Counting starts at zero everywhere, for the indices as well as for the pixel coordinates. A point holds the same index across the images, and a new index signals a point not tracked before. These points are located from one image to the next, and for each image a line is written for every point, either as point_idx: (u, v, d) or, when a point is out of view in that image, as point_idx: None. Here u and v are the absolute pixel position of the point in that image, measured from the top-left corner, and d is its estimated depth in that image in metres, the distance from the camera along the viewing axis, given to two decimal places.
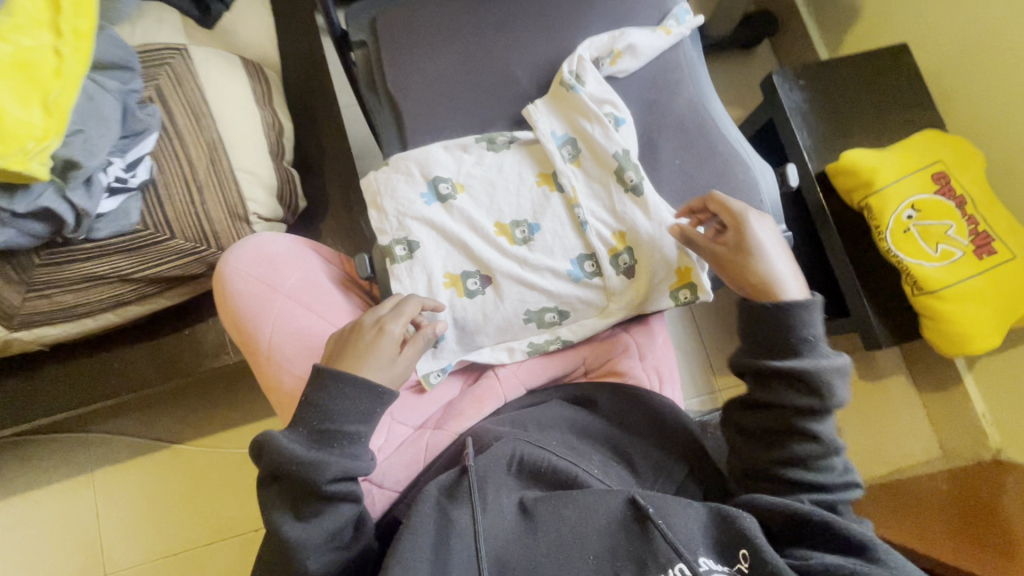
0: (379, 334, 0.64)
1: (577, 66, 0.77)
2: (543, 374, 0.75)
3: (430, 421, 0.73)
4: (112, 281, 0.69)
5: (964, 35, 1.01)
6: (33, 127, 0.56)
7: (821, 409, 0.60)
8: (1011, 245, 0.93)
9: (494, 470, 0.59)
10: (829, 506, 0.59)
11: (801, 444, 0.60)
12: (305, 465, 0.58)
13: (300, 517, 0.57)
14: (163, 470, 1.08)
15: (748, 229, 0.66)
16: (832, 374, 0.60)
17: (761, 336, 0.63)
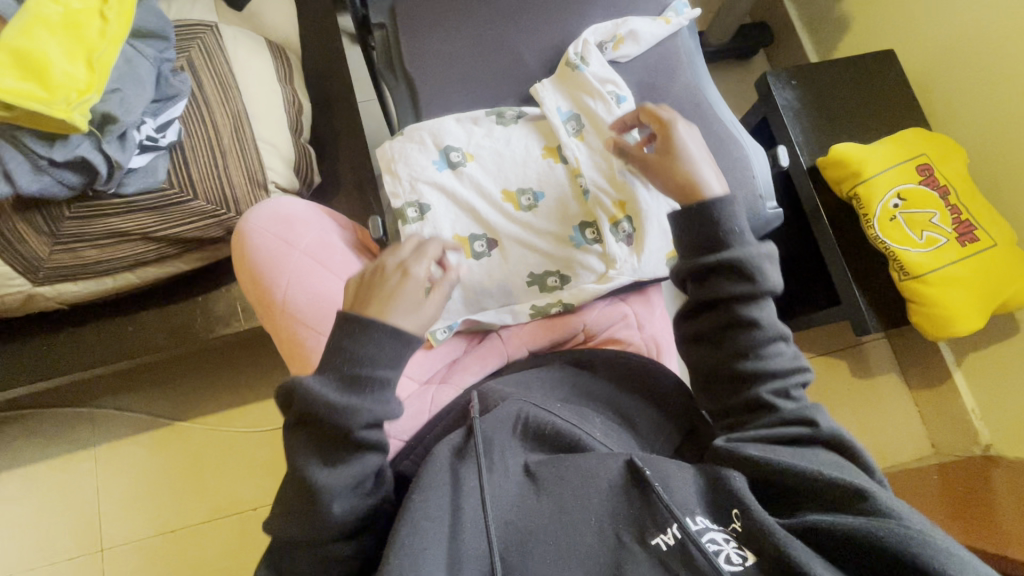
0: (403, 277, 0.56)
1: (582, 49, 0.74)
2: (546, 335, 0.71)
3: (435, 376, 0.69)
4: (132, 238, 0.72)
5: (950, 30, 1.00)
6: (77, 80, 0.60)
7: (753, 295, 0.58)
8: (993, 233, 0.87)
9: (503, 432, 0.57)
10: (783, 392, 0.58)
11: (744, 338, 0.58)
12: (339, 413, 0.51)
13: (328, 463, 0.52)
14: (170, 446, 1.14)
15: (675, 134, 0.64)
16: (760, 259, 0.58)
17: (693, 240, 0.60)
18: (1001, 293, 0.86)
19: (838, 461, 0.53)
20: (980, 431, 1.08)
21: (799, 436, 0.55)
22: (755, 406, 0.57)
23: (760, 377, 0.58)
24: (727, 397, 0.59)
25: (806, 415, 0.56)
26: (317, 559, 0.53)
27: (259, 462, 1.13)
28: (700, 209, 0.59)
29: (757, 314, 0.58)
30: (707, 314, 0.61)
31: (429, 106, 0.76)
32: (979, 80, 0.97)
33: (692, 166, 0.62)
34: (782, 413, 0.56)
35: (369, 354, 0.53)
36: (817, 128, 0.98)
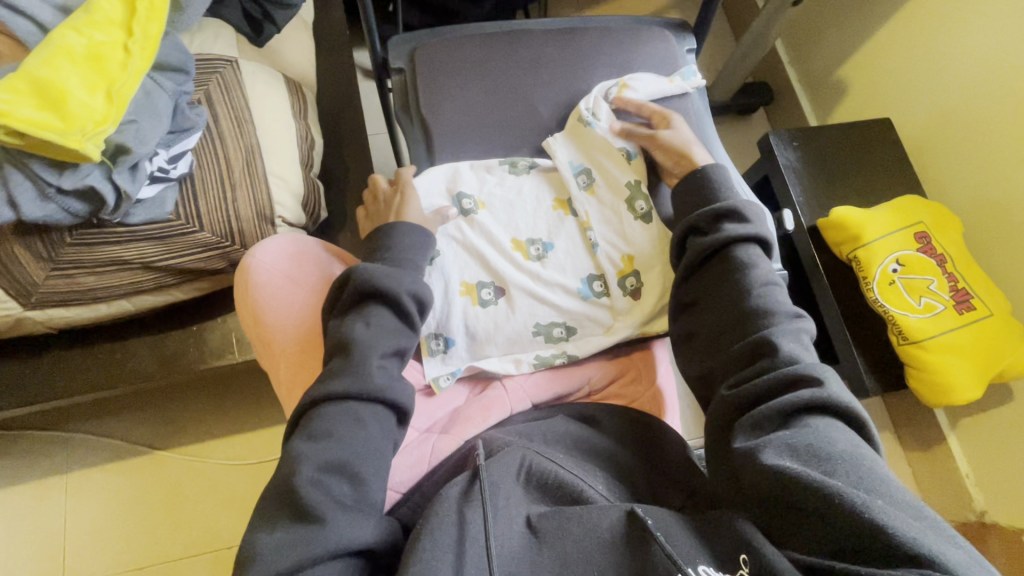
0: (403, 195, 0.71)
1: (594, 104, 0.75)
2: (551, 388, 0.69)
3: (437, 424, 0.66)
4: (132, 267, 0.71)
5: (943, 104, 1.04)
6: (94, 111, 0.60)
7: (745, 236, 0.63)
8: (990, 303, 0.89)
9: (508, 479, 0.53)
10: (791, 334, 0.56)
11: (741, 280, 0.60)
12: (386, 277, 0.60)
13: (369, 322, 0.58)
14: (146, 476, 1.09)
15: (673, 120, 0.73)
16: (749, 206, 0.65)
17: (689, 198, 0.68)
18: (1000, 363, 0.86)
19: (860, 452, 0.46)
20: (976, 498, 1.06)
21: (811, 402, 0.49)
22: (760, 351, 0.55)
23: (762, 319, 0.57)
24: (732, 349, 0.58)
25: (813, 373, 0.51)
26: (347, 418, 0.52)
27: (238, 498, 1.08)
28: (691, 174, 0.68)
29: (749, 256, 0.62)
30: (706, 268, 0.64)
31: (443, 151, 0.77)
32: (973, 152, 1.00)
33: (685, 142, 0.72)
34: (789, 367, 0.52)
35: (402, 242, 0.65)
36: (818, 190, 1.00)
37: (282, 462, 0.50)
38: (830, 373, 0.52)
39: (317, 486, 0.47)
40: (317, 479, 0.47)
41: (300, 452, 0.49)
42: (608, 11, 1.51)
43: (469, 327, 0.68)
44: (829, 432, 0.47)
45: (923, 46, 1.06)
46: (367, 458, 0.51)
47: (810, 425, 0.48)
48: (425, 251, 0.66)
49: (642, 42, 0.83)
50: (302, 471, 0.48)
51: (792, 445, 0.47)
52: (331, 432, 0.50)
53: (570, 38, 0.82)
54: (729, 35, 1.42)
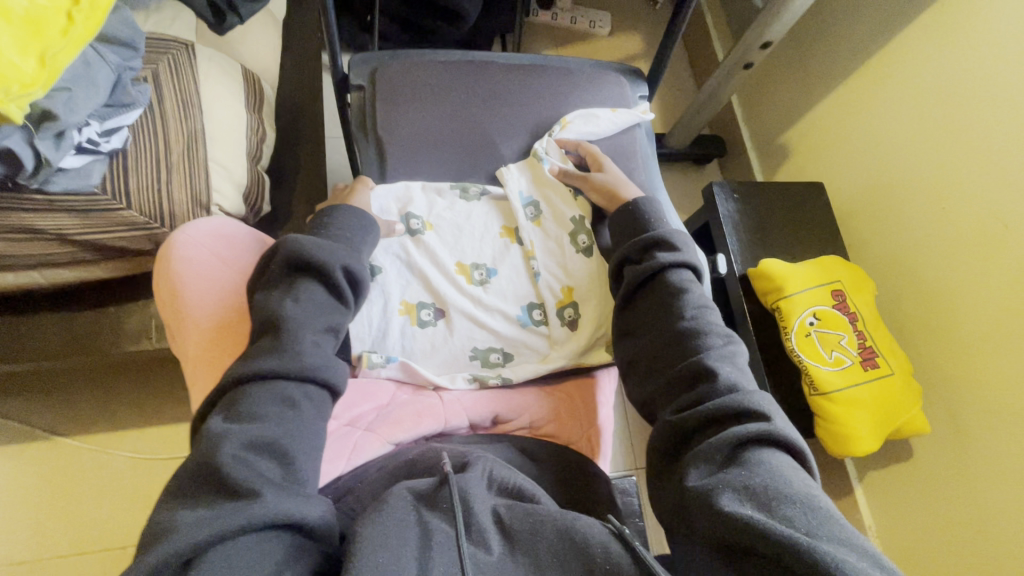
0: (355, 187, 0.73)
1: (548, 144, 0.79)
2: (490, 406, 0.66)
3: (365, 421, 0.63)
4: (46, 238, 0.69)
5: (872, 174, 1.13)
6: (23, 73, 0.58)
7: (675, 263, 0.66)
8: (891, 361, 0.95)
9: (478, 490, 0.50)
10: (726, 356, 0.59)
11: (675, 305, 0.63)
12: (318, 249, 0.60)
13: (295, 298, 0.58)
14: (42, 463, 1.02)
15: (603, 161, 0.78)
16: (678, 234, 0.69)
17: (628, 224, 0.71)
18: (899, 418, 0.91)
19: (814, 488, 0.46)
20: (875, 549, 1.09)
21: (759, 435, 0.51)
22: (699, 376, 0.57)
23: (699, 343, 0.60)
24: (670, 373, 0.60)
25: (756, 403, 0.53)
26: (276, 398, 0.51)
27: (140, 494, 1.02)
28: (624, 206, 0.72)
29: (682, 281, 0.65)
30: (642, 295, 0.67)
31: (393, 159, 0.77)
32: (894, 221, 1.08)
33: (616, 180, 0.76)
34: (728, 393, 0.54)
35: (341, 222, 0.66)
36: (751, 241, 1.06)
37: (199, 443, 0.47)
38: (765, 397, 0.55)
39: (244, 464, 0.45)
40: (240, 456, 0.46)
41: (222, 431, 0.47)
42: (581, 53, 1.59)
43: (406, 346, 0.68)
44: (785, 471, 0.47)
45: (858, 122, 1.15)
46: (297, 438, 0.50)
47: (764, 461, 0.48)
48: (362, 232, 0.67)
49: (596, 83, 0.86)
50: (225, 447, 0.46)
51: (750, 487, 0.46)
52: (258, 414, 0.49)
53: (528, 69, 0.85)
54: (689, 89, 1.51)
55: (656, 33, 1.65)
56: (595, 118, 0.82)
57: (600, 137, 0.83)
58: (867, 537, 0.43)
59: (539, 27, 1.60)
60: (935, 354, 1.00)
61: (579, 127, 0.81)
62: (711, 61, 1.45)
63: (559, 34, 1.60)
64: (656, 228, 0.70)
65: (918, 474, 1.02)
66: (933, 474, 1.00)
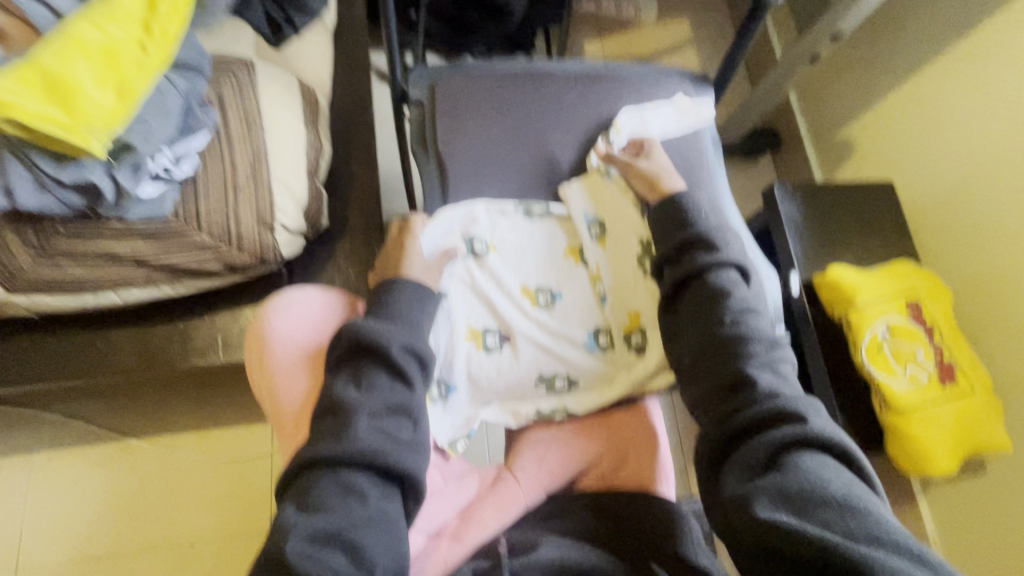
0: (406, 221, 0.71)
1: (605, 157, 0.76)
2: (563, 471, 0.67)
3: (447, 527, 0.61)
4: (122, 261, 0.70)
5: (947, 172, 1.05)
6: (104, 109, 0.58)
7: (713, 263, 0.65)
8: (973, 377, 0.89)
9: (529, 570, 0.55)
10: (764, 362, 0.59)
11: (717, 308, 0.62)
12: (377, 329, 0.58)
13: (358, 384, 0.56)
14: (116, 462, 1.07)
15: (652, 152, 0.76)
16: (716, 229, 0.68)
17: (666, 220, 0.70)
18: (976, 437, 0.88)
19: (851, 489, 0.47)
20: None
21: (797, 440, 0.51)
22: (740, 385, 0.57)
23: (740, 349, 0.60)
24: (710, 380, 0.60)
25: (796, 410, 0.54)
26: (338, 488, 0.50)
27: (206, 494, 1.06)
28: (666, 203, 0.70)
29: (722, 280, 0.64)
30: (681, 295, 0.66)
31: (453, 175, 0.76)
32: (975, 223, 1.01)
33: (661, 170, 0.74)
34: (769, 403, 0.54)
35: (401, 293, 0.62)
36: (816, 247, 1.02)
37: (272, 532, 0.48)
38: (806, 403, 0.55)
39: (312, 558, 0.46)
40: (308, 551, 0.46)
41: (293, 521, 0.48)
42: (627, 43, 1.53)
43: (472, 372, 0.67)
44: (822, 473, 0.48)
45: (933, 116, 1.07)
46: (365, 528, 0.49)
47: (800, 464, 0.49)
48: (424, 306, 0.63)
49: (658, 88, 0.83)
50: (292, 543, 0.46)
51: (784, 491, 0.48)
52: (323, 505, 0.49)
53: (589, 77, 0.82)
54: (743, 79, 1.44)
55: (707, 18, 1.57)
56: (644, 120, 0.79)
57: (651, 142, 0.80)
58: (909, 534, 0.44)
59: (585, 17, 1.54)
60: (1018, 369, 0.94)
61: (631, 131, 0.78)
62: (768, 49, 1.38)
63: (603, 24, 1.55)
64: (695, 223, 0.68)
65: (991, 492, 0.97)
66: (1005, 492, 0.95)
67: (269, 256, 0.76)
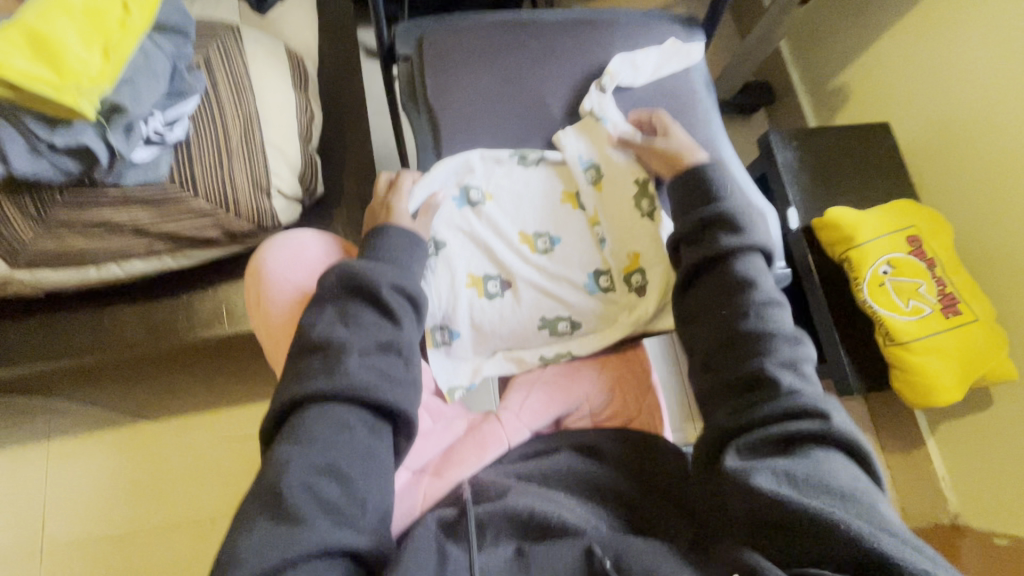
0: (392, 182, 0.70)
1: (598, 101, 0.76)
2: (547, 411, 0.66)
3: (430, 465, 0.62)
4: (122, 229, 0.70)
5: (944, 108, 1.04)
6: (90, 67, 0.59)
7: (741, 249, 0.61)
8: (976, 308, 0.89)
9: (494, 516, 0.52)
10: (788, 361, 0.55)
11: (740, 299, 0.59)
12: (365, 269, 0.59)
13: (345, 322, 0.56)
14: (130, 445, 1.08)
15: (672, 128, 0.73)
16: (747, 215, 0.64)
17: (691, 201, 0.66)
18: (982, 367, 0.87)
19: (859, 487, 0.45)
20: (951, 501, 1.06)
21: (813, 435, 0.49)
22: (758, 379, 0.54)
23: (760, 341, 0.56)
24: (728, 368, 0.57)
25: (816, 406, 0.51)
26: (332, 424, 0.51)
27: (221, 471, 1.08)
28: (685, 173, 0.68)
29: (748, 269, 0.60)
30: (702, 280, 0.63)
31: (446, 129, 0.76)
32: (975, 156, 1.00)
33: (684, 147, 0.71)
34: (789, 397, 0.52)
35: (393, 241, 0.63)
36: (814, 191, 1.01)
37: (267, 466, 0.49)
38: (827, 402, 0.52)
39: (306, 490, 0.47)
40: (304, 481, 0.47)
41: (286, 455, 0.49)
42: (614, 5, 1.52)
43: (474, 318, 0.68)
44: (832, 467, 0.47)
45: (927, 53, 1.06)
46: (355, 461, 0.50)
47: (811, 456, 0.48)
48: (415, 252, 0.63)
49: (648, 32, 0.82)
50: (288, 474, 0.47)
51: (790, 477, 0.46)
52: (315, 438, 0.50)
53: (577, 25, 0.82)
54: (733, 34, 1.43)
55: None
56: (633, 65, 0.78)
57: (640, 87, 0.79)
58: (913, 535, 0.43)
59: None
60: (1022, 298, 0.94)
61: (620, 76, 0.77)
62: (757, 1, 1.36)
63: None
64: (721, 205, 0.64)
65: (999, 423, 0.98)
66: (1011, 423, 0.96)
67: (267, 223, 0.76)
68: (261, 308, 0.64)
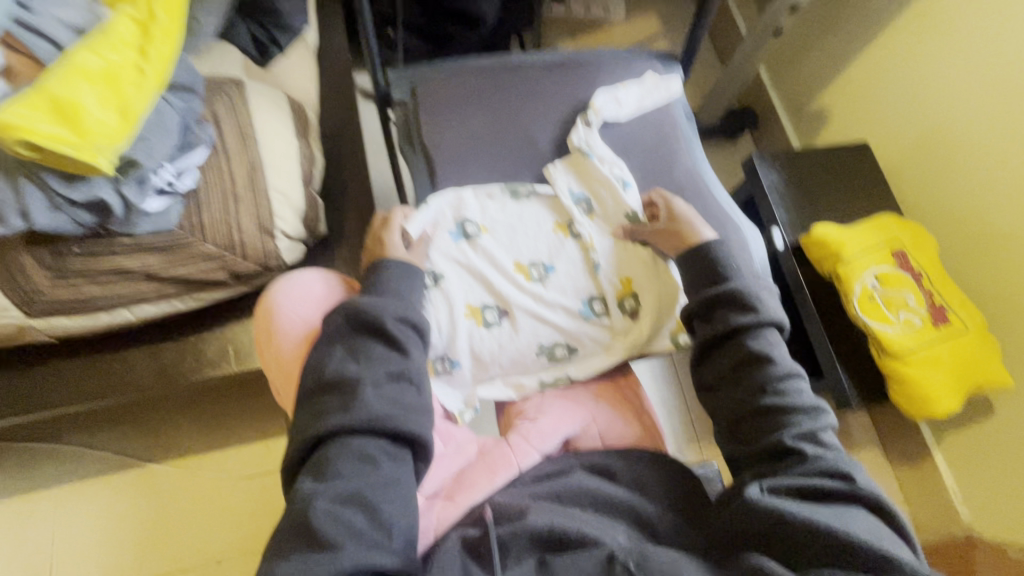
0: (382, 220, 0.72)
1: (586, 136, 0.80)
2: (557, 432, 0.65)
3: (443, 490, 0.62)
4: (134, 276, 0.73)
5: (922, 126, 1.08)
6: (108, 127, 0.63)
7: (756, 326, 0.62)
8: (964, 316, 0.92)
9: (517, 537, 0.52)
10: (809, 436, 0.56)
11: (754, 376, 0.60)
12: (371, 304, 0.61)
13: (354, 358, 0.59)
14: (137, 487, 1.09)
15: (676, 207, 0.74)
16: (758, 288, 0.65)
17: (701, 274, 0.68)
18: (977, 374, 0.89)
19: (881, 538, 0.47)
20: (962, 513, 1.05)
21: (837, 491, 0.51)
22: (783, 452, 0.55)
23: (783, 416, 0.57)
24: (755, 442, 0.58)
25: (840, 469, 0.53)
26: (355, 457, 0.53)
27: (228, 510, 1.08)
28: (695, 251, 0.68)
29: (765, 346, 0.61)
30: (719, 352, 0.64)
31: (442, 167, 0.79)
32: (955, 170, 1.03)
33: (687, 223, 0.72)
34: (816, 466, 0.53)
35: (393, 274, 0.66)
36: (800, 210, 1.04)
37: (291, 502, 0.51)
38: (850, 465, 0.54)
39: (333, 519, 0.49)
40: (330, 510, 0.49)
41: (312, 490, 0.50)
42: (599, 41, 1.59)
43: (474, 348, 0.70)
44: (856, 515, 0.49)
45: (904, 72, 1.10)
46: (379, 489, 0.52)
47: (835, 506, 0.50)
48: (415, 282, 0.66)
49: (629, 69, 0.87)
50: (316, 504, 0.49)
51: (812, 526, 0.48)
52: (339, 472, 0.51)
53: (562, 65, 0.86)
54: (713, 64, 1.49)
55: (673, 11, 1.63)
56: (617, 100, 0.82)
57: (624, 120, 0.83)
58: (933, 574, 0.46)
59: (556, 20, 1.60)
60: (1010, 306, 0.96)
61: (606, 112, 0.81)
62: (735, 32, 1.42)
63: (574, 24, 1.59)
64: (732, 280, 0.65)
65: (1002, 431, 0.98)
66: (1014, 431, 0.96)
67: (273, 263, 0.79)
68: (275, 348, 0.65)
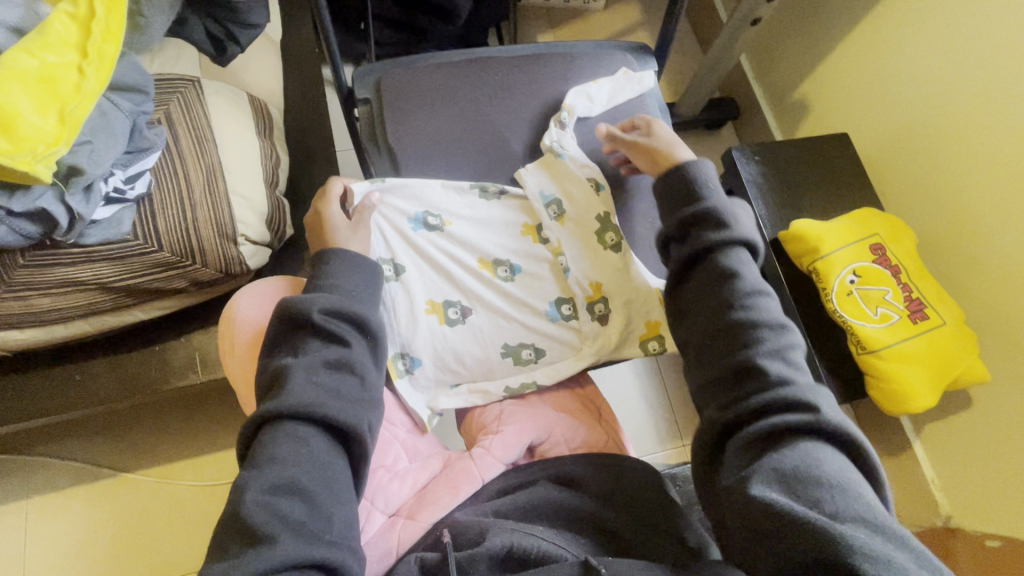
0: (320, 196, 0.69)
1: (558, 133, 0.77)
2: (520, 440, 0.65)
3: (405, 507, 0.60)
4: (87, 287, 0.70)
5: (902, 116, 1.07)
6: (45, 133, 0.60)
7: (728, 242, 0.60)
8: (941, 312, 0.91)
9: (475, 561, 0.50)
10: (774, 352, 0.54)
11: (722, 292, 0.59)
12: (301, 297, 0.58)
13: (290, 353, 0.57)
14: (111, 498, 1.06)
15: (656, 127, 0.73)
16: (733, 208, 0.63)
17: (675, 197, 0.66)
18: (952, 370, 0.88)
19: (849, 478, 0.44)
20: (941, 503, 1.05)
21: (800, 427, 0.48)
22: (748, 371, 0.53)
23: (749, 335, 0.55)
24: (721, 363, 0.56)
25: (806, 399, 0.49)
26: (291, 440, 0.50)
27: (205, 518, 1.06)
28: (671, 173, 0.67)
29: (735, 263, 0.60)
30: (690, 276, 0.62)
31: (408, 167, 0.77)
32: (933, 161, 1.02)
33: (668, 143, 0.71)
34: (778, 391, 0.50)
35: (341, 271, 0.62)
36: (779, 204, 1.03)
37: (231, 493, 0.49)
38: (816, 393, 0.51)
39: (266, 508, 0.46)
40: (265, 501, 0.47)
41: (245, 478, 0.48)
42: (579, 31, 1.55)
43: (436, 347, 0.69)
44: (818, 457, 0.46)
45: (885, 60, 1.08)
46: (313, 472, 0.49)
47: (798, 448, 0.47)
48: (355, 272, 0.63)
49: (601, 63, 0.84)
50: (247, 497, 0.47)
51: (780, 471, 0.45)
52: (274, 456, 0.49)
53: (532, 59, 0.84)
54: (694, 54, 1.46)
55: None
56: (588, 95, 0.80)
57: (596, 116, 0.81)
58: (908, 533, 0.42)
59: (534, 9, 1.56)
60: (987, 297, 0.96)
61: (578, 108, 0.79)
62: (715, 22, 1.40)
63: (554, 14, 1.56)
64: (707, 200, 0.64)
65: (979, 423, 0.98)
66: (990, 422, 0.96)
67: (235, 269, 0.76)
68: (251, 359, 0.62)
